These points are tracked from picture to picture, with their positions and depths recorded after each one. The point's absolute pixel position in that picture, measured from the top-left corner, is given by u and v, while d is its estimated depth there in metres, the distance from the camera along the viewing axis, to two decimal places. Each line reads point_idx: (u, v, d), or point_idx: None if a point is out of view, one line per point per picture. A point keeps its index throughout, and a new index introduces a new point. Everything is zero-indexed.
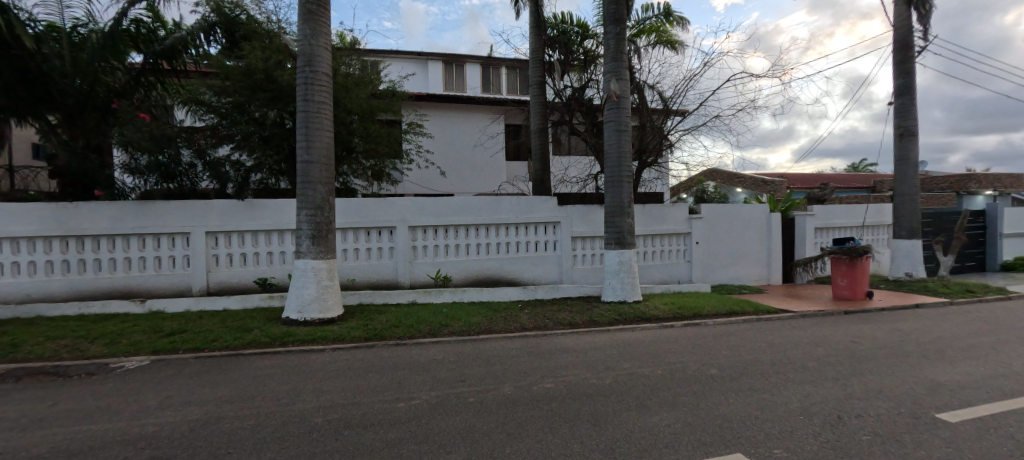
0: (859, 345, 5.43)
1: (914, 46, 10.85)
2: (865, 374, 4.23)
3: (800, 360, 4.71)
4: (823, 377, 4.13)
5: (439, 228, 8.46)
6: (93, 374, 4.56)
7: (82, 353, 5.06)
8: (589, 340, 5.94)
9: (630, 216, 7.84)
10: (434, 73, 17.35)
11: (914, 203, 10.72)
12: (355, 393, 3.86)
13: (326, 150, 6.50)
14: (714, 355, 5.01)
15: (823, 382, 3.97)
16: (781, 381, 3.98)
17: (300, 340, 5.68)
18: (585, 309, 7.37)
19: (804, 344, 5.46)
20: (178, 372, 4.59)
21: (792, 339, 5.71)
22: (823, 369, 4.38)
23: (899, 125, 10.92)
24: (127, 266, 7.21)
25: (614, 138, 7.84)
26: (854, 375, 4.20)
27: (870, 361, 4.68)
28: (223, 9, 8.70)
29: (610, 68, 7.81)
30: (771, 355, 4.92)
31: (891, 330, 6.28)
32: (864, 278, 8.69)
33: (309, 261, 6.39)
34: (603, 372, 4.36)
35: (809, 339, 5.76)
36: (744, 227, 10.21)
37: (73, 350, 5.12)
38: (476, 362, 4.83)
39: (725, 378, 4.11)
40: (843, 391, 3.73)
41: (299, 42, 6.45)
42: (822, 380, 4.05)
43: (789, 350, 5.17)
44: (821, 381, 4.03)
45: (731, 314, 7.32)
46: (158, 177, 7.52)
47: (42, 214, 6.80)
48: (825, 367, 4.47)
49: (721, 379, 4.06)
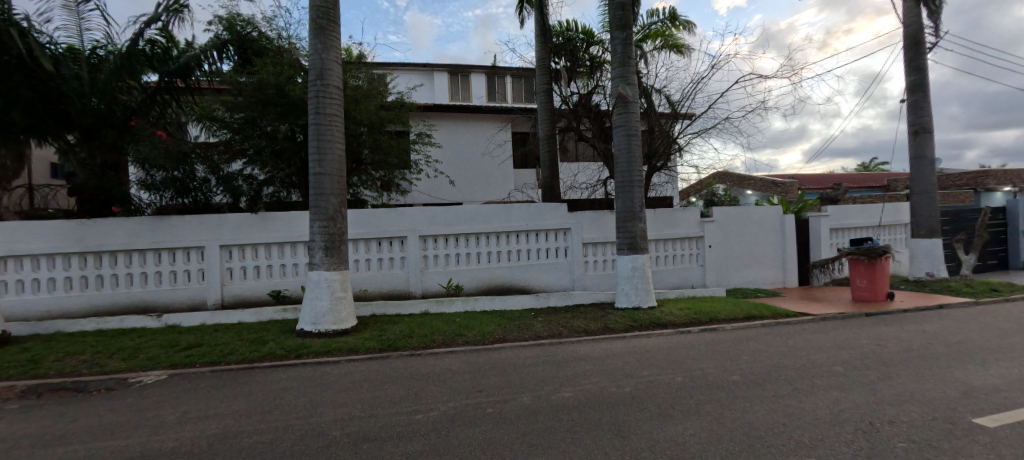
0: (884, 348, 5.28)
1: (925, 43, 10.71)
2: (894, 378, 4.11)
3: (825, 364, 4.60)
4: (850, 381, 4.03)
5: (450, 237, 8.44)
6: (111, 390, 4.58)
7: (100, 368, 5.09)
8: (606, 347, 5.88)
9: (642, 221, 7.75)
10: (440, 84, 17.63)
11: (932, 201, 10.51)
12: (371, 405, 3.83)
13: (338, 162, 6.51)
14: (736, 360, 4.90)
15: (852, 387, 3.86)
16: (808, 387, 3.87)
17: (314, 352, 5.67)
18: (600, 316, 7.29)
19: (828, 348, 5.33)
20: (194, 386, 4.60)
21: (815, 344, 5.58)
22: (850, 373, 4.27)
23: (913, 122, 10.74)
24: (143, 280, 7.28)
25: (624, 144, 7.76)
26: (883, 379, 4.09)
27: (899, 365, 4.55)
28: (235, 27, 8.85)
29: (618, 73, 7.78)
30: (796, 360, 4.79)
31: (917, 332, 6.09)
32: (885, 279, 8.51)
33: (322, 273, 6.39)
34: (623, 381, 4.29)
35: (832, 343, 5.61)
36: (757, 229, 10.09)
37: (92, 365, 5.16)
38: (491, 372, 4.78)
39: (749, 384, 4.01)
40: (874, 396, 3.62)
41: (310, 57, 6.48)
42: (850, 385, 3.93)
43: (812, 354, 5.05)
44: (849, 386, 3.92)
45: (749, 318, 7.20)
46: (173, 192, 7.59)
47: (63, 232, 6.90)
48: (854, 371, 4.35)
49: (745, 386, 3.96)
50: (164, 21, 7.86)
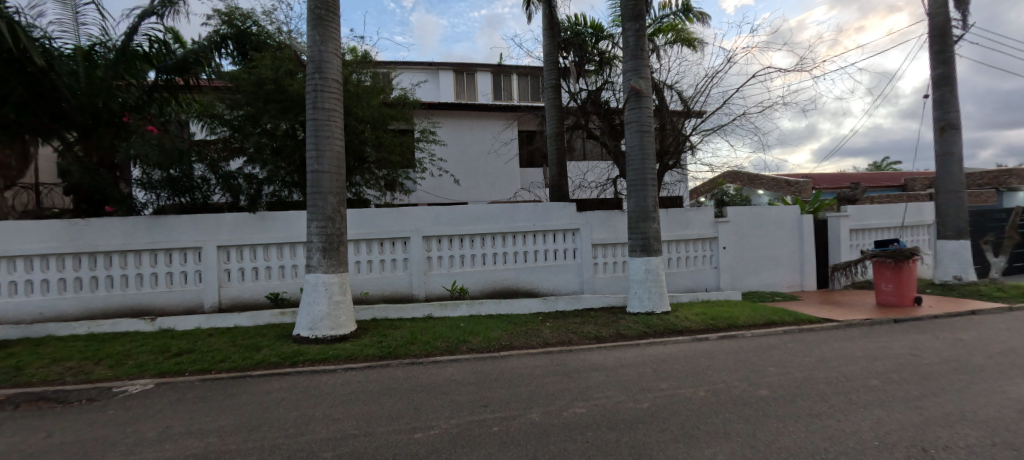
0: (921, 359, 4.97)
1: (952, 35, 10.35)
2: (938, 394, 3.82)
3: (858, 377, 4.31)
4: (890, 397, 3.75)
5: (454, 238, 8.22)
6: (92, 401, 4.38)
7: (85, 376, 4.91)
8: (619, 355, 5.62)
9: (655, 221, 7.47)
10: (446, 82, 17.44)
11: (960, 200, 10.13)
12: (367, 422, 3.61)
13: (336, 159, 6.31)
14: (761, 372, 4.61)
15: (894, 405, 3.57)
16: (845, 404, 3.59)
17: (310, 360, 5.46)
18: (611, 322, 7.02)
19: (857, 358, 5.03)
20: (180, 397, 4.39)
21: (843, 353, 5.27)
22: (889, 388, 3.98)
23: (939, 118, 10.38)
24: (139, 282, 7.12)
25: (636, 140, 7.49)
26: (927, 395, 3.79)
27: (941, 378, 4.25)
28: (234, 21, 8.65)
29: (630, 67, 7.52)
30: (826, 372, 4.50)
31: (953, 341, 5.77)
32: (911, 283, 8.17)
33: (319, 276, 6.18)
34: (640, 395, 4.03)
35: (862, 353, 5.31)
36: (772, 230, 9.76)
37: (77, 373, 4.98)
38: (497, 384, 4.54)
39: (778, 401, 3.73)
40: (921, 416, 3.33)
41: (309, 49, 6.28)
42: (891, 402, 3.65)
43: (842, 365, 4.76)
44: (890, 403, 3.63)
45: (769, 324, 6.90)
46: (170, 192, 7.40)
47: (56, 232, 6.75)
48: (892, 386, 4.05)
49: (773, 402, 3.69)
50: (161, 15, 7.70)
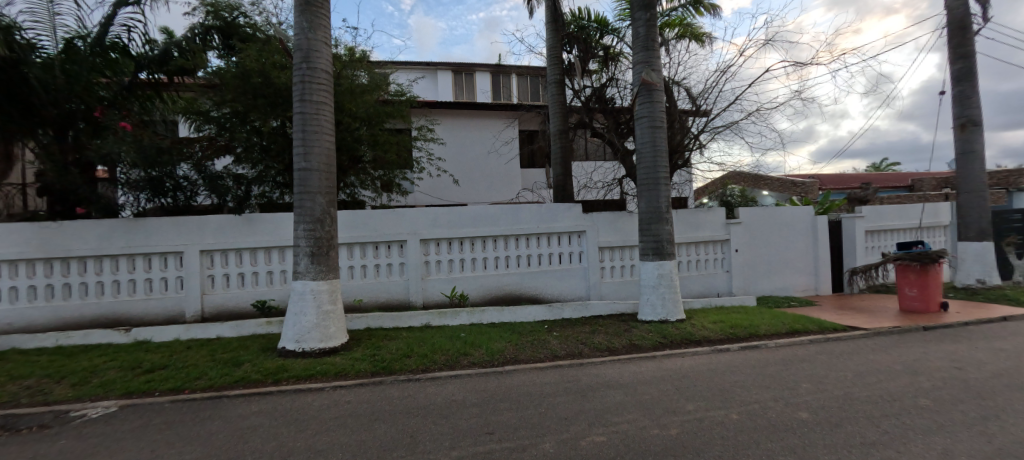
0: (968, 373, 4.64)
1: (972, 27, 10.09)
2: (1001, 417, 3.48)
3: (905, 396, 3.97)
4: (950, 422, 3.40)
5: (453, 241, 7.89)
6: (46, 427, 3.98)
7: (42, 397, 4.53)
8: (635, 369, 5.27)
9: (668, 223, 7.15)
10: (444, 83, 17.21)
11: (982, 200, 9.86)
12: (358, 455, 3.25)
13: (325, 157, 5.96)
14: (795, 390, 4.26)
15: (957, 431, 3.23)
16: (900, 431, 3.25)
17: (295, 377, 5.10)
18: (623, 331, 6.68)
19: (898, 373, 4.69)
20: (145, 423, 4.01)
21: (880, 367, 4.94)
22: (944, 410, 3.64)
23: (960, 115, 10.12)
24: (115, 289, 6.75)
25: (648, 136, 7.17)
26: (988, 418, 3.46)
27: (997, 397, 3.92)
28: (220, 13, 8.34)
29: (641, 59, 7.21)
30: (868, 390, 4.16)
31: (995, 352, 5.45)
32: (937, 288, 7.87)
33: (307, 283, 5.82)
34: (665, 419, 3.68)
35: (902, 366, 4.97)
36: (784, 231, 9.45)
37: (34, 393, 4.60)
38: (502, 406, 4.19)
39: (823, 427, 3.38)
40: (991, 445, 2.99)
41: (295, 37, 5.94)
42: (951, 427, 3.31)
43: (882, 382, 4.42)
44: (951, 428, 3.29)
45: (793, 333, 6.58)
46: (149, 193, 7.11)
47: (27, 236, 6.42)
48: (948, 407, 3.71)
49: (818, 429, 3.34)
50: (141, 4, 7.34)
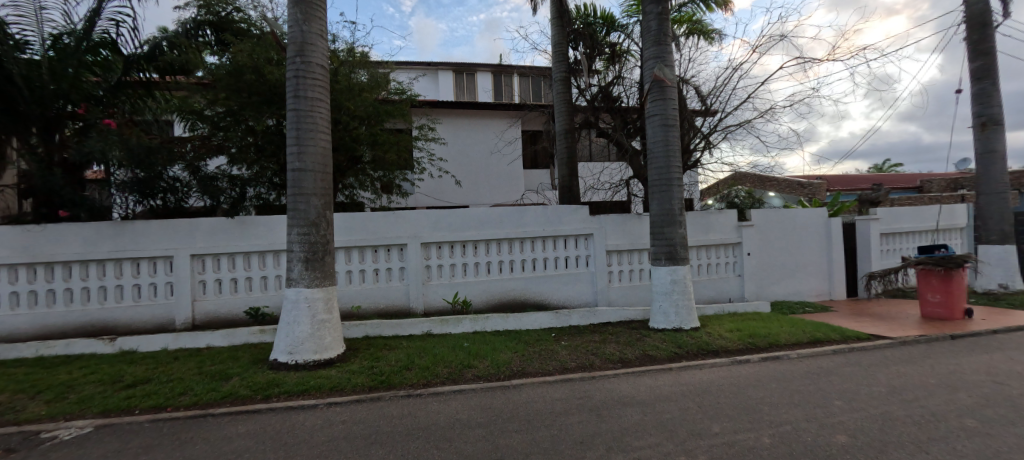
0: (1010, 388, 4.40)
1: (993, 23, 9.88)
2: None
3: (948, 416, 3.73)
4: (1005, 448, 3.16)
5: (455, 244, 7.66)
6: (12, 451, 3.73)
7: (13, 416, 4.28)
8: (653, 383, 5.03)
9: (681, 226, 6.91)
10: (444, 83, 16.94)
11: (1004, 201, 9.64)
12: None
13: (321, 157, 5.74)
14: (828, 409, 4.02)
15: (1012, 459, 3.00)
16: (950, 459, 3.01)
17: (286, 393, 4.86)
18: (635, 340, 6.45)
19: (934, 388, 4.46)
20: (118, 447, 3.76)
21: (914, 381, 4.71)
22: (995, 433, 3.40)
23: (981, 113, 9.91)
24: (101, 296, 6.52)
25: (660, 135, 6.94)
26: None
27: None
28: (212, 8, 8.13)
29: (653, 54, 7.00)
30: (906, 409, 3.93)
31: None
32: (961, 294, 7.64)
33: (301, 291, 5.59)
34: (691, 444, 3.44)
35: (938, 380, 4.74)
36: (796, 234, 9.21)
37: (5, 411, 4.36)
38: (512, 427, 3.95)
39: (866, 454, 3.14)
40: None
41: (290, 29, 5.72)
42: (1005, 454, 3.07)
43: (919, 399, 4.18)
44: (1005, 455, 3.06)
45: (815, 343, 6.34)
46: (138, 195, 6.79)
47: (9, 241, 6.19)
48: (998, 429, 3.48)
49: (860, 456, 3.10)
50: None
